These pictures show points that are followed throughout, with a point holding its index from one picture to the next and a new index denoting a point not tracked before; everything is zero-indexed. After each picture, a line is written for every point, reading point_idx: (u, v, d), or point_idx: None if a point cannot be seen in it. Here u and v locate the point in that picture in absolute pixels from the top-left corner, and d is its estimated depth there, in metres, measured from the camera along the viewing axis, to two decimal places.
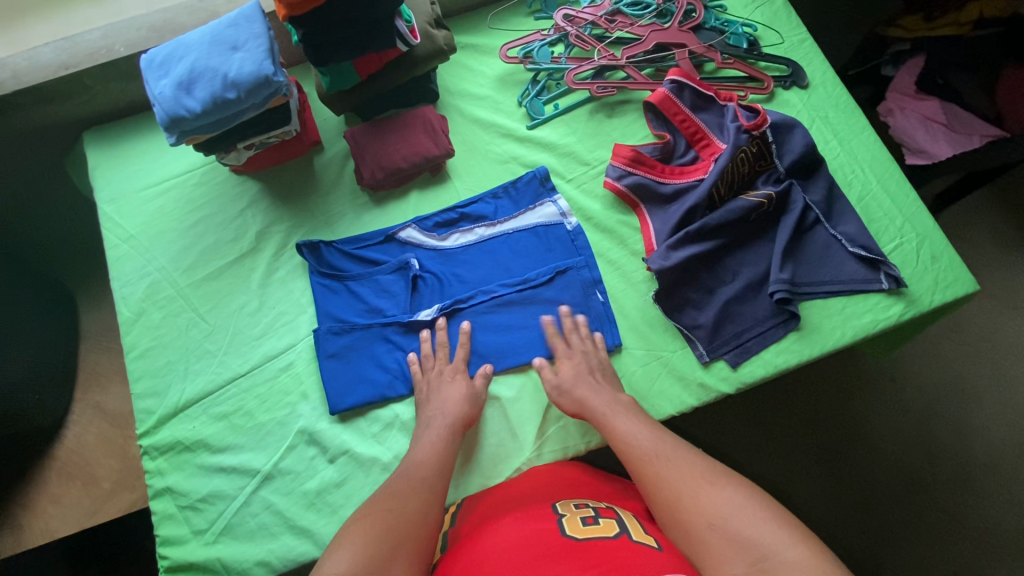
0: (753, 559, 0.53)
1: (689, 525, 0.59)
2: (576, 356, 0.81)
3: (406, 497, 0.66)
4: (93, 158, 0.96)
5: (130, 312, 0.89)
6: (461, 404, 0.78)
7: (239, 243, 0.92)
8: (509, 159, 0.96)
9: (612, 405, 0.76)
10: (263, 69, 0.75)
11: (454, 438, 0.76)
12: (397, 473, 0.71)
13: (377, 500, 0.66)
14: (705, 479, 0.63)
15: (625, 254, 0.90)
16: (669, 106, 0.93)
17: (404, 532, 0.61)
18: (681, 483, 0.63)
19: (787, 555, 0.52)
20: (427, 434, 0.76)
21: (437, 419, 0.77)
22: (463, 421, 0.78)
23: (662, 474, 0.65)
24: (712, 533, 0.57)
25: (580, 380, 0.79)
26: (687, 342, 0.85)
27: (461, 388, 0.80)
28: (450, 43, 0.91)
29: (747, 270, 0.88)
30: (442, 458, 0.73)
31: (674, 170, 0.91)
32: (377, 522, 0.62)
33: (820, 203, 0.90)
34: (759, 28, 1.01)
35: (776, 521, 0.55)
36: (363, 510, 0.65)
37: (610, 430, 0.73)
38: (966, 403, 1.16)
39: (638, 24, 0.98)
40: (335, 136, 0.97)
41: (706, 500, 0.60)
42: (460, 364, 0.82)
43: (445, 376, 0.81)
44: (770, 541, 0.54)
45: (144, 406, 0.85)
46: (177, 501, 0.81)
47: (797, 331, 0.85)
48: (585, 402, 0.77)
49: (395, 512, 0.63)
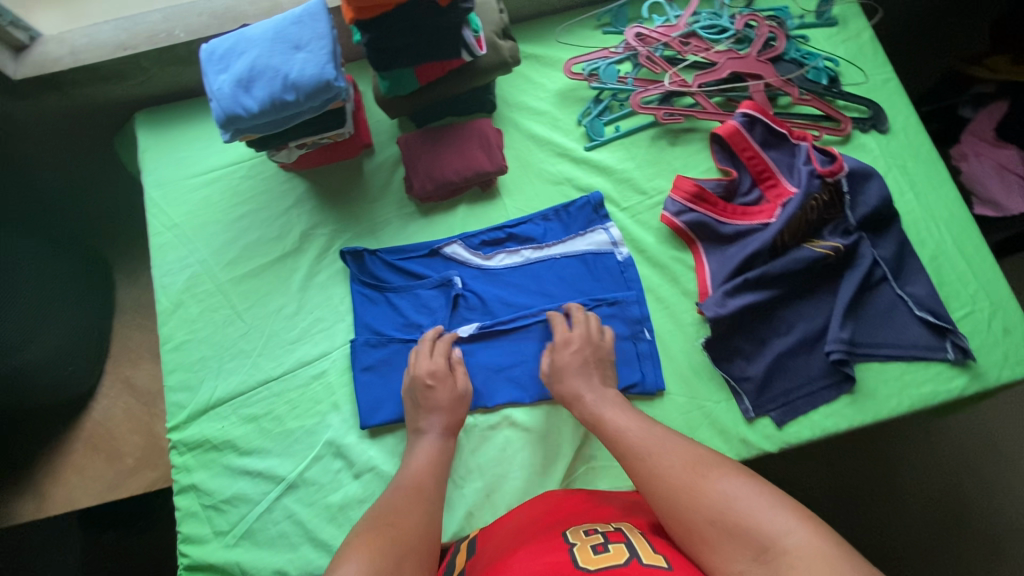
0: (755, 552, 0.52)
1: (689, 525, 0.57)
2: (572, 345, 0.79)
3: (404, 506, 0.64)
4: (143, 140, 0.94)
5: (169, 302, 0.88)
6: (451, 407, 0.77)
7: (283, 241, 0.90)
8: (563, 180, 0.93)
9: (603, 402, 0.75)
10: (325, 73, 0.72)
11: (448, 441, 0.76)
12: (393, 485, 0.69)
13: (376, 514, 0.63)
14: (699, 470, 0.61)
15: (676, 293, 0.86)
16: (738, 140, 0.88)
17: (411, 541, 0.59)
18: (675, 481, 0.61)
19: (788, 540, 0.51)
20: (421, 444, 0.75)
21: (431, 428, 0.76)
22: (454, 426, 0.77)
23: (657, 472, 0.63)
24: (713, 529, 0.55)
25: (575, 371, 0.77)
26: (732, 394, 0.82)
27: (448, 392, 0.78)
28: (515, 56, 0.87)
29: (804, 323, 0.84)
30: (435, 462, 0.73)
31: (737, 211, 0.87)
32: (379, 534, 0.58)
33: (889, 260, 0.85)
34: (842, 63, 0.95)
35: (773, 505, 0.54)
36: (364, 524, 0.61)
37: (602, 424, 0.73)
38: (1002, 461, 1.08)
39: (714, 50, 0.92)
40: (387, 140, 0.94)
41: (701, 496, 0.58)
42: (438, 367, 0.79)
43: (430, 379, 0.78)
44: (768, 529, 0.52)
45: (175, 399, 0.84)
46: (201, 499, 0.81)
47: (849, 394, 0.81)
48: (579, 396, 0.76)
49: (398, 521, 0.61)
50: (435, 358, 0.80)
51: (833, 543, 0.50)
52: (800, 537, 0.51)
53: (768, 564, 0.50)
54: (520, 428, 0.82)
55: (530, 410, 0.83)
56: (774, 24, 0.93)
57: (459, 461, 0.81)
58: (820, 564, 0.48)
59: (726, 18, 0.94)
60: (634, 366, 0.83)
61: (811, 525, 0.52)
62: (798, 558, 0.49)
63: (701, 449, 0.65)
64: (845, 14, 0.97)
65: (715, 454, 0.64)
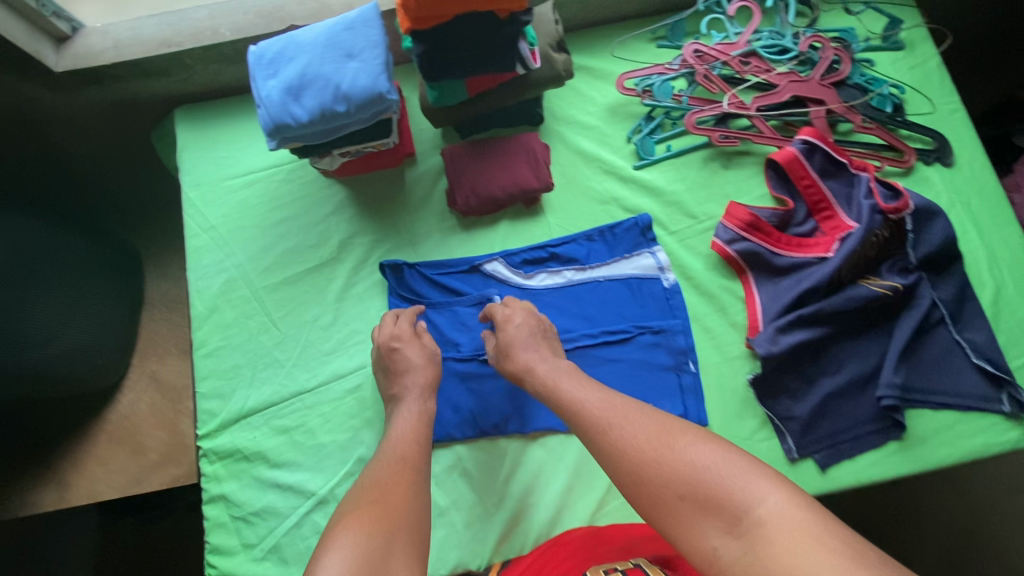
0: (728, 525, 0.50)
1: (657, 499, 0.55)
2: (520, 319, 0.79)
3: (391, 482, 0.62)
4: (182, 138, 0.92)
5: (203, 306, 0.87)
6: (423, 367, 0.77)
7: (321, 249, 0.89)
8: (609, 200, 0.90)
9: (557, 371, 0.72)
10: (378, 85, 0.70)
11: (428, 404, 0.75)
12: (377, 458, 0.67)
13: (362, 491, 0.62)
14: (664, 440, 0.58)
15: (723, 323, 0.83)
16: (796, 168, 0.85)
17: (397, 517, 0.58)
18: (639, 452, 0.58)
19: (762, 511, 0.49)
20: (403, 413, 0.73)
21: (407, 391, 0.75)
22: (431, 386, 0.77)
23: (619, 443, 0.60)
24: (683, 503, 0.53)
25: (523, 343, 0.76)
26: (776, 433, 0.79)
27: (417, 353, 0.78)
28: (569, 69, 0.84)
29: (855, 363, 0.81)
30: (418, 432, 0.71)
31: (791, 242, 0.84)
32: (367, 513, 0.58)
33: (948, 302, 0.81)
34: (907, 90, 0.90)
35: (746, 473, 0.52)
36: (350, 504, 0.60)
37: (557, 395, 0.69)
38: None
39: (775, 71, 0.89)
40: (430, 149, 0.92)
41: (671, 468, 0.55)
42: (402, 331, 0.79)
43: (394, 343, 0.78)
44: (742, 500, 0.51)
45: (207, 406, 0.83)
46: (230, 510, 0.79)
47: (898, 441, 0.78)
48: (530, 368, 0.73)
49: (381, 499, 0.60)
50: (400, 323, 0.81)
51: (807, 511, 0.49)
52: (774, 507, 0.49)
53: (744, 538, 0.49)
54: (556, 456, 0.80)
55: (566, 437, 0.81)
56: (839, 46, 0.89)
57: (492, 487, 0.79)
58: (796, 536, 0.47)
59: (789, 38, 0.90)
60: (677, 398, 0.80)
61: (785, 492, 0.50)
62: (773, 528, 0.48)
63: (663, 415, 0.62)
64: (913, 38, 0.93)
65: (678, 420, 0.61)
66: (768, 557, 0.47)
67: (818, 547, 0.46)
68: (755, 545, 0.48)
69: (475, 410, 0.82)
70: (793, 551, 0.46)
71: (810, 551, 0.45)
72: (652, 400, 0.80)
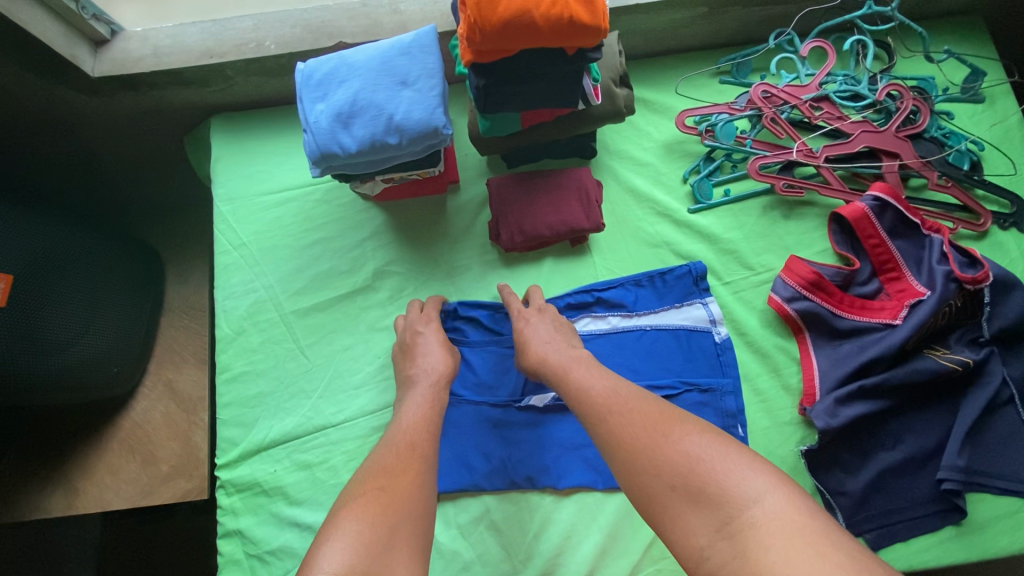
0: (719, 524, 0.48)
1: (649, 491, 0.53)
2: (537, 314, 0.77)
3: (397, 468, 0.59)
4: (217, 149, 0.89)
5: (230, 328, 0.83)
6: (440, 357, 0.75)
7: (354, 276, 0.85)
8: (660, 243, 0.85)
9: (570, 359, 0.69)
10: (434, 119, 0.65)
11: (440, 394, 0.72)
12: (383, 442, 0.64)
13: (368, 475, 0.59)
14: (660, 429, 0.56)
15: (775, 385, 0.79)
16: (865, 225, 0.80)
17: (401, 506, 0.56)
18: (633, 439, 0.56)
19: (757, 512, 0.47)
20: (413, 396, 0.71)
21: (419, 376, 0.73)
22: (444, 378, 0.74)
23: (615, 428, 0.58)
24: (675, 496, 0.51)
25: (539, 332, 0.74)
26: (825, 507, 0.75)
27: (433, 339, 0.77)
28: (630, 106, 0.79)
29: (915, 438, 0.76)
30: (429, 419, 0.68)
31: (855, 304, 0.79)
32: (370, 500, 0.55)
33: (1019, 380, 0.76)
34: (985, 147, 0.85)
35: (745, 469, 0.50)
36: (354, 487, 0.58)
37: (563, 380, 0.67)
38: None
39: (847, 119, 0.84)
40: (474, 177, 0.88)
41: (665, 459, 0.53)
42: (427, 317, 0.79)
43: (415, 330, 0.78)
44: (737, 499, 0.48)
45: (228, 435, 0.80)
46: (246, 547, 0.76)
47: (955, 525, 0.73)
48: (542, 359, 0.70)
49: (388, 486, 0.57)
50: (423, 310, 0.80)
51: (811, 516, 0.46)
52: (771, 507, 0.47)
53: (733, 538, 0.46)
54: (591, 516, 0.76)
55: (604, 497, 0.76)
56: (919, 96, 0.84)
57: (520, 543, 0.75)
58: (792, 538, 0.44)
59: (865, 84, 0.85)
60: None
61: (785, 493, 0.48)
62: (767, 530, 0.45)
63: (665, 405, 0.60)
64: (995, 91, 0.87)
65: (678, 410, 0.59)
66: (758, 560, 0.44)
67: (818, 556, 0.42)
68: (746, 546, 0.45)
69: (507, 459, 0.77)
70: (783, 554, 0.43)
71: (806, 556, 0.43)
72: None
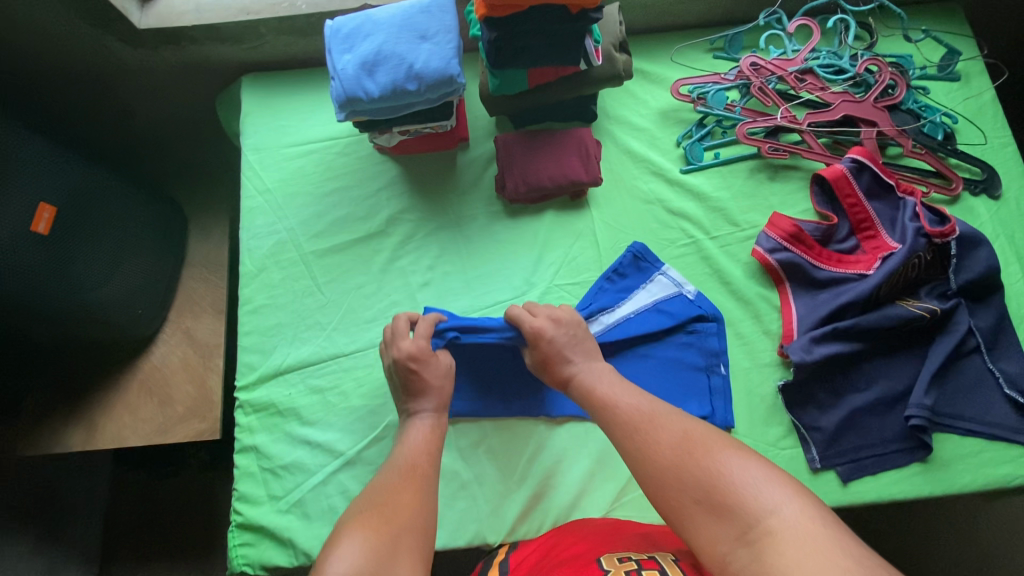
0: (739, 532, 0.51)
1: (675, 503, 0.57)
2: (553, 329, 0.76)
3: (395, 488, 0.63)
4: (247, 103, 0.97)
5: (252, 265, 0.90)
6: (442, 387, 0.76)
7: (369, 222, 0.92)
8: (653, 200, 0.91)
9: (595, 374, 0.73)
10: (450, 68, 0.73)
11: (442, 417, 0.75)
12: (387, 465, 0.68)
13: (368, 496, 0.62)
14: (686, 446, 0.59)
15: (756, 330, 0.85)
16: (843, 185, 0.86)
17: (402, 521, 0.59)
18: (662, 455, 0.60)
19: (774, 521, 0.50)
20: (417, 424, 0.74)
21: (421, 408, 0.75)
22: (446, 401, 0.77)
23: (644, 446, 0.62)
24: (698, 508, 0.55)
25: (565, 350, 0.75)
26: (800, 442, 0.81)
27: (438, 368, 0.77)
28: (628, 71, 0.86)
29: (885, 381, 0.81)
30: (432, 446, 0.71)
31: (832, 257, 0.85)
32: (374, 517, 0.59)
33: (985, 331, 0.81)
34: (959, 121, 0.91)
35: (762, 483, 0.53)
36: (354, 508, 0.61)
37: (592, 398, 0.70)
38: None
39: (829, 90, 0.91)
40: (483, 136, 0.95)
41: (691, 474, 0.57)
42: (419, 350, 0.77)
43: (411, 362, 0.76)
44: (756, 509, 0.51)
45: (247, 360, 0.86)
46: (260, 462, 0.82)
47: (922, 462, 0.79)
48: (569, 377, 0.74)
49: (389, 505, 0.61)
50: (416, 339, 0.78)
51: (823, 522, 0.49)
52: (788, 516, 0.50)
53: (751, 546, 0.50)
54: (580, 443, 0.82)
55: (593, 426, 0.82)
56: (896, 71, 0.91)
57: (515, 464, 0.81)
58: (806, 547, 0.47)
59: (847, 59, 0.92)
60: (706, 398, 0.82)
61: (801, 504, 0.51)
62: (782, 538, 0.49)
63: (690, 420, 0.63)
64: (970, 70, 0.94)
65: (707, 426, 0.62)
66: (774, 566, 0.47)
67: (825, 562, 0.46)
68: (762, 554, 0.49)
69: (506, 388, 0.84)
70: (799, 562, 0.47)
71: (818, 564, 0.46)
72: (680, 398, 0.82)
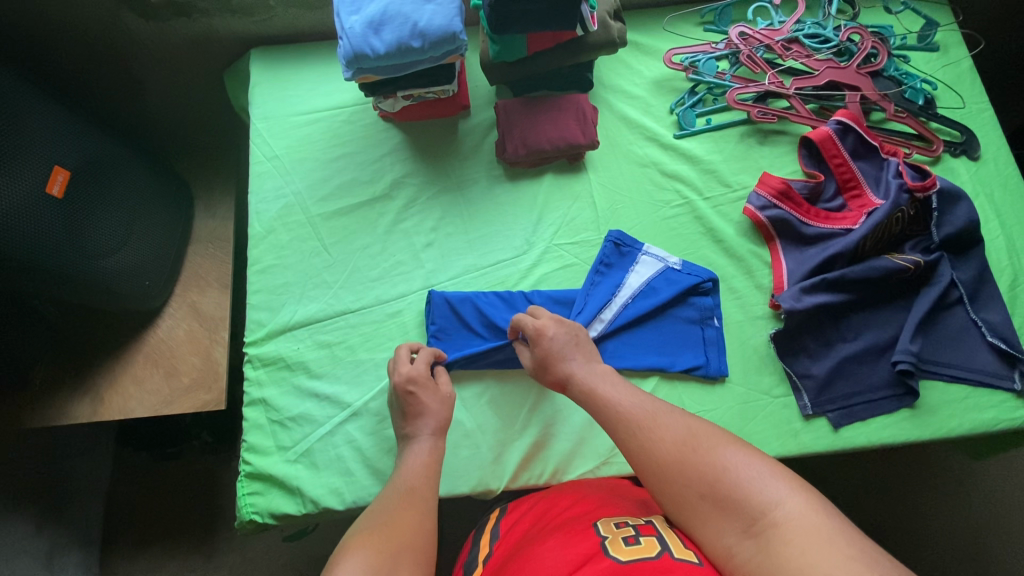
0: (745, 526, 0.52)
1: (680, 497, 0.57)
2: (554, 327, 0.77)
3: (399, 509, 0.61)
4: (255, 74, 1.00)
5: (261, 227, 0.93)
6: (439, 409, 0.75)
7: (374, 185, 0.95)
8: (648, 164, 0.95)
9: (595, 376, 0.72)
10: (453, 25, 0.77)
11: (440, 441, 0.73)
12: (387, 488, 0.66)
13: (373, 513, 0.60)
14: (690, 443, 0.60)
15: (749, 285, 0.88)
16: (829, 146, 0.90)
17: (399, 541, 0.56)
18: (666, 453, 0.60)
19: (779, 513, 0.51)
20: (415, 446, 0.72)
21: (419, 431, 0.73)
22: (445, 425, 0.75)
23: (648, 445, 0.62)
24: (704, 503, 0.56)
25: (566, 352, 0.75)
26: (792, 390, 0.83)
27: (434, 394, 0.76)
28: (622, 37, 0.91)
29: (873, 332, 0.85)
30: (429, 466, 0.70)
31: (820, 214, 0.89)
32: (374, 536, 0.56)
33: (968, 283, 0.85)
34: (939, 87, 0.96)
35: (767, 477, 0.54)
36: (358, 527, 0.59)
37: (595, 398, 0.70)
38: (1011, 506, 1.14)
39: (814, 58, 0.96)
40: (483, 104, 0.99)
41: (695, 470, 0.57)
42: (416, 374, 0.77)
43: (410, 385, 0.76)
44: (760, 502, 0.52)
45: (256, 317, 0.89)
46: (269, 414, 0.84)
47: (910, 408, 0.81)
48: (570, 376, 0.73)
49: (393, 526, 0.58)
50: (416, 364, 0.78)
51: (829, 517, 0.50)
52: (792, 509, 0.51)
53: (758, 538, 0.51)
54: None
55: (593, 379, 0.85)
56: (878, 40, 0.96)
57: (515, 415, 0.83)
58: (812, 538, 0.48)
59: (830, 30, 0.97)
60: (700, 349, 0.85)
61: (805, 497, 0.52)
62: (788, 530, 0.50)
63: (691, 419, 0.64)
64: (947, 41, 0.99)
65: (709, 424, 0.63)
66: (781, 557, 0.49)
67: (833, 552, 0.47)
68: (769, 545, 0.50)
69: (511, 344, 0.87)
70: (807, 552, 0.48)
71: (824, 554, 0.47)
72: (677, 348, 0.85)
